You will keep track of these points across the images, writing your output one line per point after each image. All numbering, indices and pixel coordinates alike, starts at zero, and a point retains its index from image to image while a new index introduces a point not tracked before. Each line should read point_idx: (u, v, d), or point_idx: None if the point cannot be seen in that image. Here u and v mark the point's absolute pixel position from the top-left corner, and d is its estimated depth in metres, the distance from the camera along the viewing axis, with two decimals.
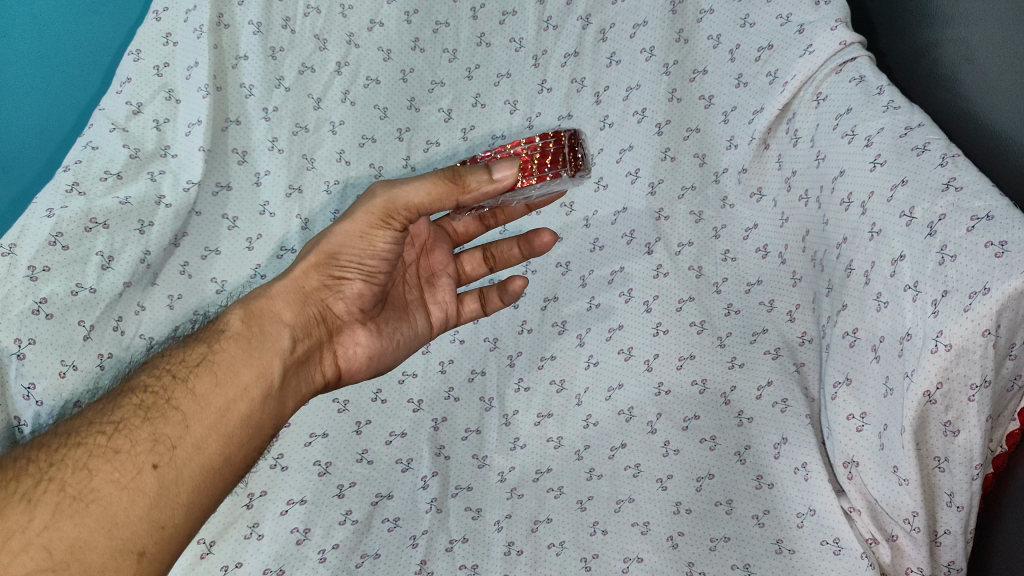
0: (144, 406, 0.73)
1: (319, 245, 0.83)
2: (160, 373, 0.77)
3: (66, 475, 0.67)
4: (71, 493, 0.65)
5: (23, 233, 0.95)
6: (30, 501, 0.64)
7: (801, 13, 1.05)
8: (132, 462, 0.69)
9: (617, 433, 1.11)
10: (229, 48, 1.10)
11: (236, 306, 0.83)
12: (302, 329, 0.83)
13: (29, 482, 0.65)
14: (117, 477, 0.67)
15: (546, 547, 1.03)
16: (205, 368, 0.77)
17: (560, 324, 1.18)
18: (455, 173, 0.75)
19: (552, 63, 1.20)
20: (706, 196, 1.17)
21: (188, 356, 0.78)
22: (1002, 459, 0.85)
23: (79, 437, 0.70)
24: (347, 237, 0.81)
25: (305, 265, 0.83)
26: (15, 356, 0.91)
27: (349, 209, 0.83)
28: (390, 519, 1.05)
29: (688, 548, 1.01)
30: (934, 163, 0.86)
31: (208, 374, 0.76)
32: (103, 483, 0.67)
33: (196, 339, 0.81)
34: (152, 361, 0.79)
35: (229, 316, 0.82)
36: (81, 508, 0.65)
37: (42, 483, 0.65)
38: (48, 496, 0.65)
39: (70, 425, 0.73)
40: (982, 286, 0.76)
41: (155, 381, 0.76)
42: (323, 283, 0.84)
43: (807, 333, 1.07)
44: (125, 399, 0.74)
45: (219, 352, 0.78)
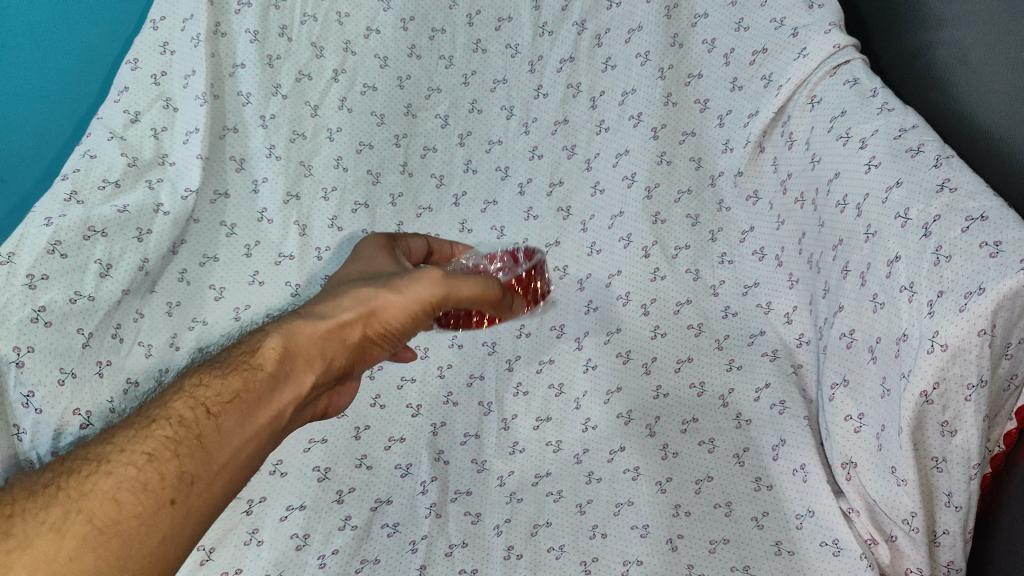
0: (178, 440, 0.64)
1: (366, 300, 0.75)
2: (194, 404, 0.67)
3: (93, 506, 0.59)
4: (97, 525, 0.58)
5: (21, 242, 0.93)
6: (55, 530, 0.57)
7: (795, 16, 1.06)
8: (154, 496, 0.60)
9: (616, 436, 1.10)
10: (226, 56, 1.11)
11: (274, 333, 0.72)
12: (337, 375, 0.76)
13: (55, 514, 0.58)
14: (136, 509, 0.59)
15: (546, 551, 1.02)
16: (238, 406, 0.68)
17: (558, 328, 1.19)
18: (497, 284, 0.80)
19: (547, 69, 1.21)
20: (702, 200, 1.18)
21: (221, 390, 0.68)
22: (1000, 458, 0.85)
23: (99, 467, 0.62)
24: (401, 307, 0.76)
25: (347, 316, 0.74)
26: (14, 364, 0.88)
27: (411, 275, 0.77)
28: (390, 524, 1.04)
29: (688, 551, 1.00)
30: (928, 164, 0.86)
31: (240, 413, 0.67)
32: (124, 517, 0.59)
33: (229, 368, 0.70)
34: (182, 386, 0.69)
35: (267, 341, 0.72)
36: (102, 542, 0.57)
37: (59, 518, 0.58)
38: (71, 528, 0.57)
39: (97, 447, 0.64)
40: (977, 287, 0.77)
41: (189, 411, 0.67)
42: (359, 340, 0.75)
43: (805, 335, 1.07)
44: (157, 427, 0.65)
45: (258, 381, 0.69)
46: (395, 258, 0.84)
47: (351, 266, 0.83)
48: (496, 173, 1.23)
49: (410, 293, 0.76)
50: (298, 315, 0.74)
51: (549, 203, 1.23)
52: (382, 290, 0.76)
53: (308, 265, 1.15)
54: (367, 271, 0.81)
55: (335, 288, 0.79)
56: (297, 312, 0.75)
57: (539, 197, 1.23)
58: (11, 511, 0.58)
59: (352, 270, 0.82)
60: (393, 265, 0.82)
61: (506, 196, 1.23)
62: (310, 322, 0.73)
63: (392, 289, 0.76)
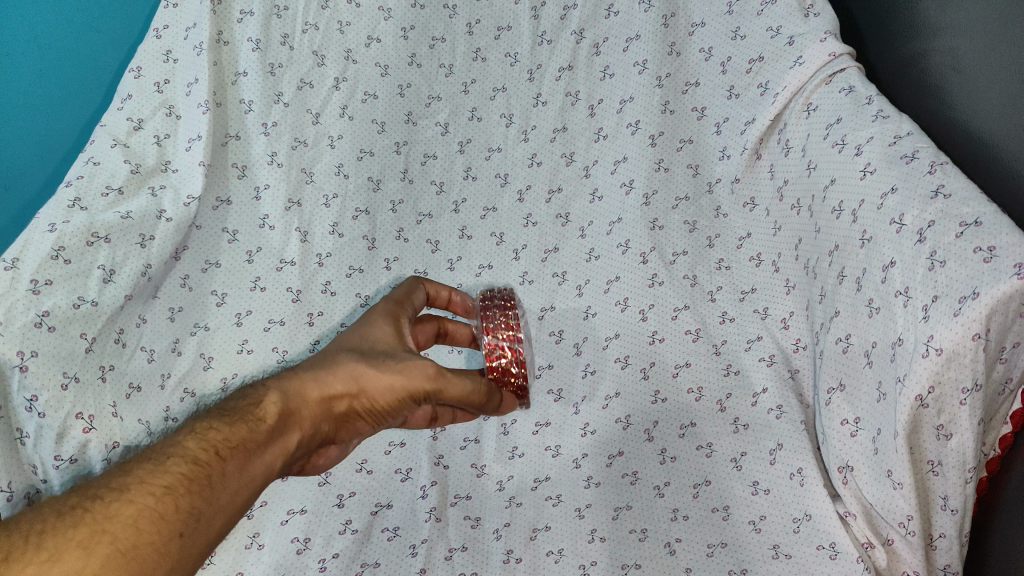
0: (195, 474, 0.63)
1: (359, 374, 0.74)
2: (208, 443, 0.66)
3: (117, 527, 0.56)
4: (120, 547, 0.55)
5: (26, 247, 0.94)
6: (81, 547, 0.54)
7: (791, 25, 1.08)
8: (168, 527, 0.59)
9: (616, 441, 1.12)
10: (228, 64, 1.12)
11: (277, 389, 0.73)
12: (322, 440, 0.76)
13: (82, 531, 0.55)
14: (153, 537, 0.57)
15: (545, 554, 1.03)
16: (242, 452, 0.67)
17: (557, 333, 1.20)
18: (484, 385, 0.78)
19: (546, 77, 1.23)
20: (699, 206, 1.19)
21: (230, 435, 0.68)
22: (995, 462, 0.85)
23: (115, 494, 0.59)
24: (389, 390, 0.73)
25: (337, 388, 0.74)
26: (17, 369, 0.88)
27: (402, 357, 0.75)
28: (390, 528, 1.05)
29: (685, 555, 1.02)
30: (923, 171, 0.88)
31: (244, 460, 0.67)
32: (142, 542, 0.57)
33: (234, 415, 0.70)
34: (197, 426, 0.69)
35: (267, 396, 0.72)
36: (124, 562, 0.55)
37: (84, 537, 0.55)
38: (97, 548, 0.55)
39: (117, 472, 0.62)
40: (971, 291, 0.77)
41: (202, 450, 0.66)
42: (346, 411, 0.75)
43: (801, 340, 1.08)
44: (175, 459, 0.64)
45: (259, 432, 0.69)
46: (393, 332, 0.79)
47: (351, 329, 0.81)
48: (495, 180, 1.24)
49: (402, 377, 0.73)
50: (297, 376, 0.75)
51: (548, 210, 1.24)
52: (378, 367, 0.74)
53: (309, 272, 1.16)
54: (365, 343, 0.77)
55: (336, 348, 0.78)
56: (297, 372, 0.76)
57: (538, 204, 1.24)
58: (31, 529, 0.55)
59: (355, 335, 0.79)
60: (393, 339, 0.78)
61: (505, 203, 1.24)
62: (308, 386, 0.74)
63: (381, 368, 0.74)
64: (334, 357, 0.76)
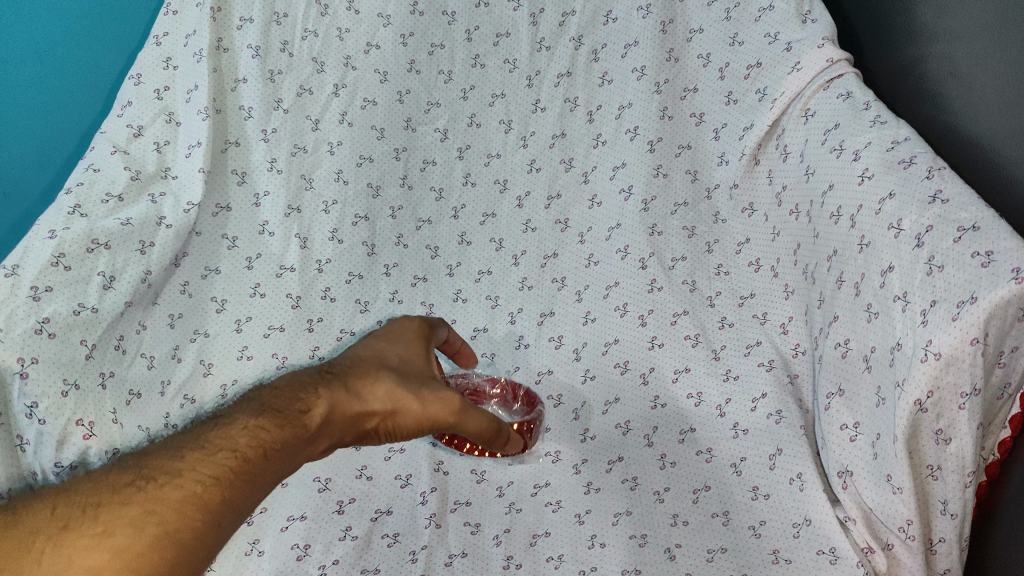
0: (241, 464, 0.69)
1: (396, 397, 0.78)
2: (253, 436, 0.71)
3: (164, 508, 0.63)
4: (166, 526, 0.62)
5: (25, 255, 0.94)
6: (133, 523, 0.61)
7: (789, 31, 1.08)
8: (208, 517, 0.65)
9: (616, 446, 1.12)
10: (228, 71, 1.12)
11: (323, 397, 0.75)
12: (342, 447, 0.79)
13: (134, 510, 0.62)
14: (197, 522, 0.64)
15: (544, 560, 1.02)
16: (282, 450, 0.71)
17: (557, 338, 1.20)
18: (499, 422, 0.86)
19: (545, 83, 1.23)
20: (698, 211, 1.20)
21: (275, 431, 0.71)
22: (995, 466, 0.85)
23: (168, 478, 0.66)
24: (415, 420, 0.79)
25: (375, 406, 0.77)
26: (17, 375, 0.88)
27: (435, 389, 0.80)
28: (390, 534, 1.04)
29: (685, 560, 1.00)
30: (920, 176, 0.88)
31: (284, 458, 0.71)
32: (184, 526, 0.63)
33: (281, 413, 0.73)
34: (244, 416, 0.73)
35: (314, 400, 0.75)
36: (166, 544, 0.61)
37: (136, 516, 0.62)
38: (148, 525, 0.62)
39: (171, 454, 0.68)
40: (970, 296, 0.77)
41: (249, 442, 0.70)
42: (373, 429, 0.79)
43: (800, 345, 1.09)
44: (222, 449, 0.69)
45: (302, 436, 0.72)
46: (423, 355, 0.86)
47: (387, 346, 0.85)
48: (495, 186, 1.25)
49: (429, 408, 0.79)
50: (340, 384, 0.77)
51: (547, 216, 1.24)
52: (414, 396, 0.79)
53: (309, 278, 1.16)
54: (400, 367, 0.82)
55: (377, 363, 0.81)
56: (338, 378, 0.78)
57: (537, 210, 1.24)
58: (88, 503, 0.63)
59: (395, 355, 0.84)
60: (423, 364, 0.85)
61: (504, 208, 1.25)
62: (349, 400, 0.76)
63: (417, 397, 0.79)
64: (374, 372, 0.79)
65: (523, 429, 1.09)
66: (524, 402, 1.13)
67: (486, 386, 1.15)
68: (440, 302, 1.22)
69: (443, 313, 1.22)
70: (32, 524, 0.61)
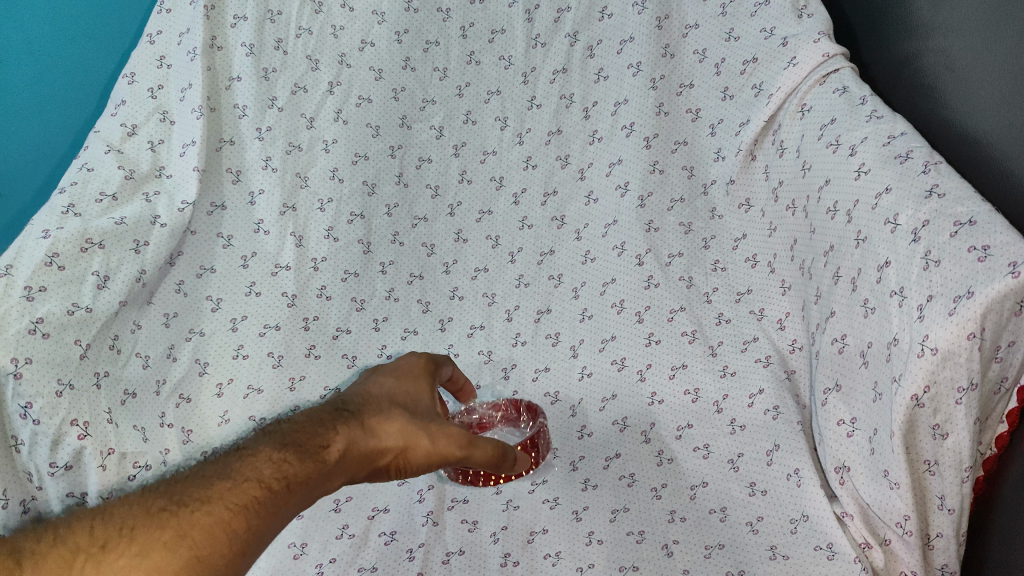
0: (268, 494, 0.64)
1: (409, 433, 0.73)
2: (279, 467, 0.66)
3: (195, 535, 0.59)
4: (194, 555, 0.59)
5: (19, 254, 0.93)
6: (167, 547, 0.58)
7: (784, 26, 1.08)
8: (234, 549, 0.60)
9: (614, 442, 1.12)
10: (222, 69, 1.12)
11: (342, 435, 0.70)
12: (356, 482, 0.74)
13: (166, 534, 0.59)
14: (225, 551, 0.60)
15: (542, 557, 1.01)
16: (306, 485, 0.66)
17: (554, 335, 1.21)
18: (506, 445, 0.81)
19: (541, 79, 1.23)
20: (694, 208, 1.20)
21: (298, 463, 0.66)
22: (992, 461, 0.84)
23: (196, 505, 0.62)
24: (429, 457, 0.74)
25: (387, 443, 0.72)
26: (11, 375, 0.86)
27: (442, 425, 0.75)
28: (387, 532, 1.03)
29: (682, 556, 0.99)
30: (917, 171, 0.88)
31: (307, 493, 0.66)
32: (215, 554, 0.59)
33: (299, 445, 0.68)
34: (267, 445, 0.68)
35: (331, 436, 0.69)
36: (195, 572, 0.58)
37: (169, 540, 0.59)
38: (179, 552, 0.58)
39: (195, 480, 0.64)
40: (965, 290, 0.77)
41: (273, 473, 0.65)
42: (386, 466, 0.73)
43: (797, 341, 1.08)
44: (250, 476, 0.64)
45: (322, 473, 0.67)
46: (429, 391, 0.79)
47: (392, 380, 0.78)
48: (491, 183, 1.25)
49: (440, 444, 0.74)
50: (354, 421, 0.72)
51: (544, 213, 1.25)
52: (425, 433, 0.74)
53: (305, 276, 1.16)
54: (409, 402, 0.76)
55: (386, 401, 0.75)
56: (351, 414, 0.73)
57: (534, 207, 1.25)
58: (125, 524, 0.60)
59: (401, 390, 0.77)
60: (428, 400, 0.78)
61: (501, 205, 1.25)
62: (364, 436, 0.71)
63: (428, 433, 0.74)
64: (385, 408, 0.74)
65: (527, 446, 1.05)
66: (526, 413, 1.12)
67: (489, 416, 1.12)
68: (436, 300, 1.23)
69: (439, 311, 1.22)
70: (76, 539, 0.59)
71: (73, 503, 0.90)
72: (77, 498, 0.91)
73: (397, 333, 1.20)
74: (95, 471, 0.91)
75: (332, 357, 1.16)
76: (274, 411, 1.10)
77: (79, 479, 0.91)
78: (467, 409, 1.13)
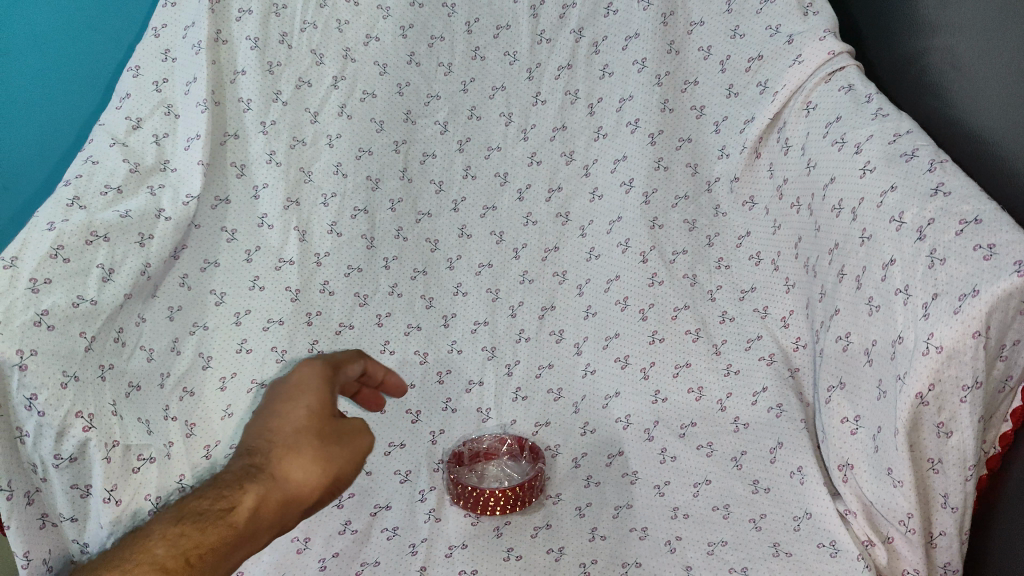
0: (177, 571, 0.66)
1: (319, 461, 0.76)
2: (184, 542, 0.68)
3: None
4: None
5: (23, 247, 0.90)
6: None
7: (790, 23, 1.08)
8: None
9: (615, 441, 1.15)
10: (227, 63, 1.10)
11: (253, 488, 0.72)
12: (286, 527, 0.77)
13: None
14: None
15: (543, 551, 0.99)
16: (218, 552, 0.68)
17: (557, 332, 1.24)
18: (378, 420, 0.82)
19: (545, 75, 1.23)
20: (699, 205, 1.19)
21: (206, 531, 0.69)
22: (997, 459, 0.84)
23: None
24: (336, 476, 0.77)
25: (302, 481, 0.75)
26: (16, 368, 0.83)
27: (338, 433, 0.79)
28: (389, 528, 1.02)
29: (685, 552, 0.97)
30: (923, 169, 0.88)
31: (221, 559, 0.69)
32: None
33: (205, 517, 0.70)
34: (173, 520, 0.70)
35: (240, 495, 0.71)
36: None
37: None
38: None
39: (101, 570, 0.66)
40: (971, 289, 0.77)
41: (181, 552, 0.67)
42: (302, 506, 0.76)
43: (802, 339, 1.08)
44: (155, 556, 0.66)
45: (236, 535, 0.70)
46: (326, 399, 0.81)
47: (288, 405, 0.80)
48: (495, 179, 1.26)
49: (346, 459, 0.78)
50: (262, 474, 0.74)
51: (548, 209, 1.25)
52: (335, 447, 0.77)
53: (308, 271, 1.17)
54: (304, 427, 0.78)
55: (291, 432, 0.77)
56: (257, 467, 0.74)
57: (537, 203, 1.26)
58: None
59: (302, 412, 0.80)
60: (324, 413, 0.80)
61: (504, 201, 1.26)
62: (275, 486, 0.73)
63: (337, 445, 0.78)
64: (293, 442, 0.76)
65: (519, 489, 1.03)
66: (530, 456, 1.11)
67: (496, 447, 1.12)
68: (440, 296, 1.24)
69: (443, 307, 1.24)
70: None
71: (77, 496, 0.89)
72: (82, 491, 0.89)
73: (401, 329, 1.21)
74: (99, 465, 0.89)
75: (335, 351, 1.18)
76: None
77: (83, 472, 0.89)
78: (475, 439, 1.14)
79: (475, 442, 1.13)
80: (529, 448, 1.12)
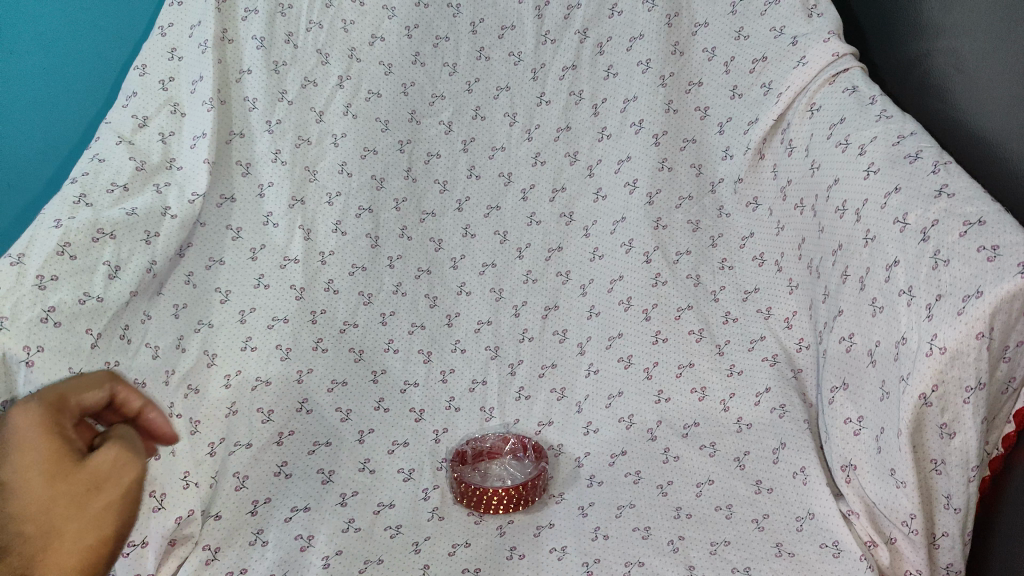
0: None
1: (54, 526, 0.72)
2: None
3: None
4: None
5: (30, 244, 0.91)
6: None
7: (794, 25, 1.10)
8: None
9: (618, 441, 1.14)
10: (232, 62, 1.12)
11: None
12: None
13: None
14: None
15: (546, 551, 0.95)
16: None
17: (561, 332, 1.24)
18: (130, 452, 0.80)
19: (550, 76, 1.23)
20: (703, 206, 1.20)
21: None
22: (998, 461, 0.85)
23: None
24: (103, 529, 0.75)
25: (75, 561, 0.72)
26: (24, 363, 0.85)
27: (98, 478, 0.76)
28: (392, 526, 1.01)
29: (689, 552, 0.93)
30: (926, 171, 0.88)
31: None
32: None
33: None
34: None
35: None
36: None
37: None
38: None
39: None
40: (975, 290, 0.77)
41: None
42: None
43: (804, 339, 1.10)
44: None
45: None
46: (56, 450, 0.75)
47: (10, 466, 0.73)
48: (499, 178, 1.25)
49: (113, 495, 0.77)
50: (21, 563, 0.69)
51: (552, 209, 1.25)
52: (93, 500, 0.75)
53: (313, 269, 1.17)
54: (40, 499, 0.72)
55: (27, 506, 0.71)
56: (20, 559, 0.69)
57: (541, 204, 1.25)
58: None
59: (36, 478, 0.73)
60: (66, 463, 0.75)
61: (509, 202, 1.26)
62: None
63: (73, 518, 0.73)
64: (36, 516, 0.71)
65: (521, 489, 1.02)
66: (534, 455, 1.11)
67: (500, 446, 1.13)
68: (444, 295, 1.24)
69: (447, 306, 1.24)
70: None
71: None
72: None
73: (404, 328, 1.22)
74: None
75: (340, 350, 1.17)
76: (282, 402, 1.11)
77: None
78: (479, 438, 1.14)
79: (478, 441, 1.13)
80: (533, 446, 1.12)
